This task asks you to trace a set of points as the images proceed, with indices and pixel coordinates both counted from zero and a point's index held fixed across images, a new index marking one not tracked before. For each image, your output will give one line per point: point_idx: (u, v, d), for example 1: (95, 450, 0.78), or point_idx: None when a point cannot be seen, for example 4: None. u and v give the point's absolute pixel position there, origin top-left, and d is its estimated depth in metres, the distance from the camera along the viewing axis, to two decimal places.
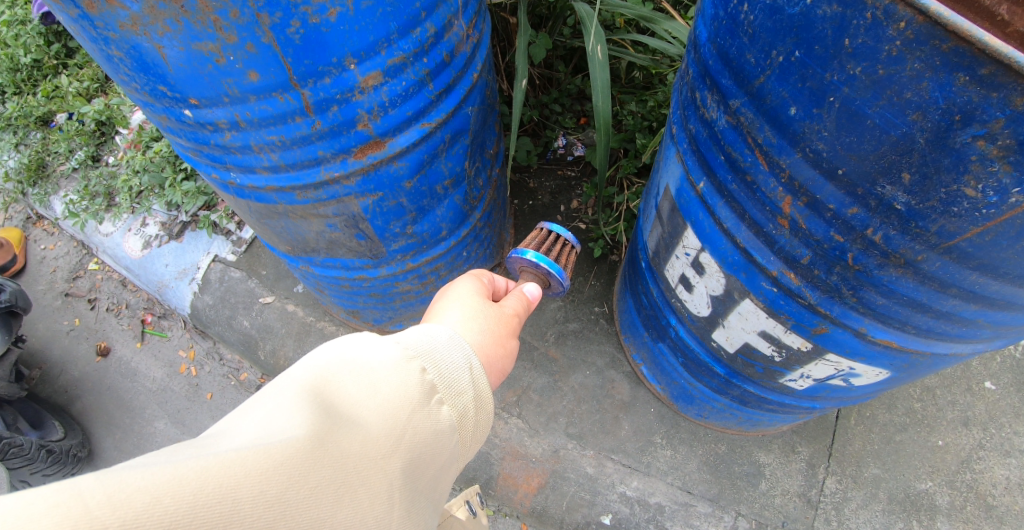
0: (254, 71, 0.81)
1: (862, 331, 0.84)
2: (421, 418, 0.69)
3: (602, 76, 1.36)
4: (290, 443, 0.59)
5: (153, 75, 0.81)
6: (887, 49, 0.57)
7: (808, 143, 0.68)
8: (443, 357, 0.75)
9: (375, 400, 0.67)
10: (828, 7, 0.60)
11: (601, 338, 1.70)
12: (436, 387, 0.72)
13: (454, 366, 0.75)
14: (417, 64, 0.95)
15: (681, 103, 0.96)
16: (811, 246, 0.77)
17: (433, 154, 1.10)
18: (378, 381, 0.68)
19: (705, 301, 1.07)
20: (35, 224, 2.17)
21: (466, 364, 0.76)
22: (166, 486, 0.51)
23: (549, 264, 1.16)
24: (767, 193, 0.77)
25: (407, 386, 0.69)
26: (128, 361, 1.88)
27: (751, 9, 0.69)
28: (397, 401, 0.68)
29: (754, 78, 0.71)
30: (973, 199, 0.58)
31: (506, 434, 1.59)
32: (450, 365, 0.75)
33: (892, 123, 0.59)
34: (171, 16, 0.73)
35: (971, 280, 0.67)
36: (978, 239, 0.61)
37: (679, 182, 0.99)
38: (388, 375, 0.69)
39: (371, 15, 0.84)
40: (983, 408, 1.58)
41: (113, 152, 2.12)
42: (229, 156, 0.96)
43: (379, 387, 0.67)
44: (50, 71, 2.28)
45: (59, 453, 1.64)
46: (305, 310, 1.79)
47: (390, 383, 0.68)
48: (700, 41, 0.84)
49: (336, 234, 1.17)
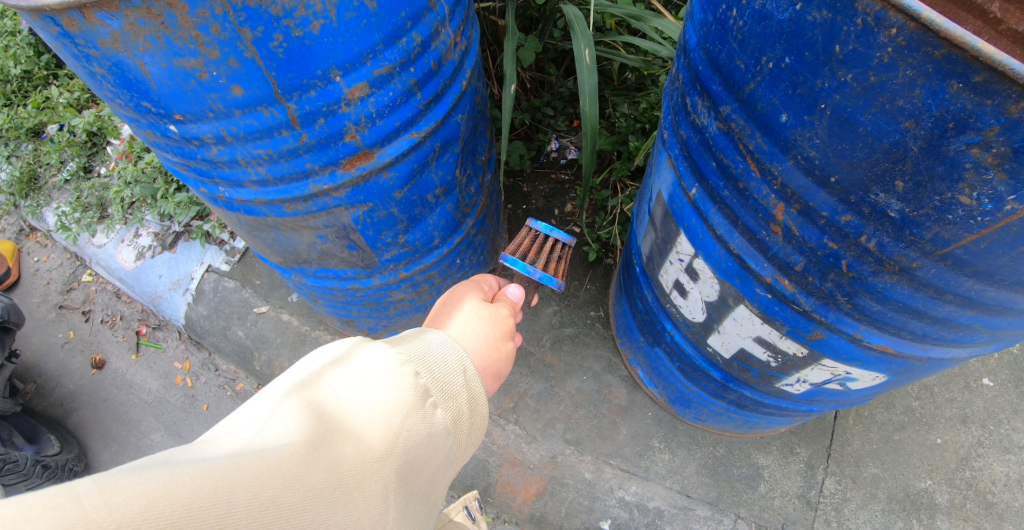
0: (238, 85, 0.80)
1: (858, 337, 0.83)
2: (415, 421, 0.68)
3: (591, 80, 1.35)
4: (284, 448, 0.58)
5: (137, 91, 0.80)
6: (878, 55, 0.56)
7: (799, 150, 0.67)
8: (437, 359, 0.74)
9: (369, 404, 0.65)
10: (818, 13, 0.59)
11: (597, 343, 1.69)
12: (430, 389, 0.71)
13: (448, 369, 0.74)
14: (404, 74, 0.94)
15: (672, 108, 0.95)
16: (806, 253, 0.76)
17: (423, 163, 1.09)
18: (371, 383, 0.67)
19: (700, 307, 1.06)
20: (28, 236, 2.15)
21: (460, 367, 0.75)
22: (163, 489, 0.50)
23: (518, 265, 1.16)
24: (759, 200, 0.77)
25: (401, 389, 0.68)
26: (124, 373, 1.87)
27: (740, 15, 0.68)
28: (391, 404, 0.67)
29: (745, 84, 0.71)
30: (968, 206, 0.58)
31: (504, 441, 1.58)
32: (444, 368, 0.74)
33: (885, 131, 0.58)
34: (151, 33, 0.72)
35: (967, 286, 0.66)
36: (973, 247, 0.61)
37: (672, 188, 0.99)
38: (382, 378, 0.68)
39: (355, 26, 0.84)
40: (982, 405, 1.57)
41: (104, 163, 2.10)
42: (217, 171, 0.95)
43: (371, 390, 0.66)
44: (40, 82, 2.27)
45: (54, 467, 1.63)
46: (299, 319, 1.78)
47: (384, 386, 0.67)
48: (690, 45, 0.83)
49: (327, 245, 1.16)
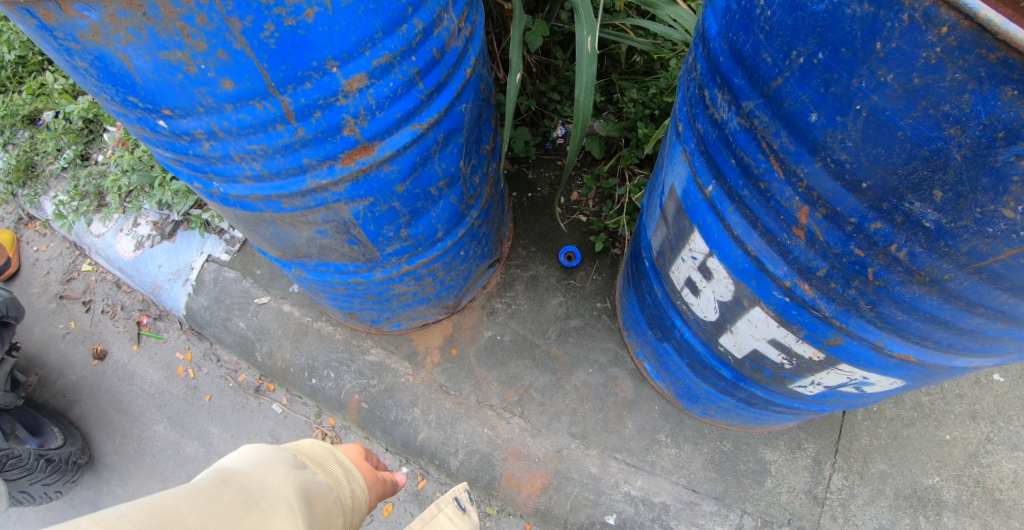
0: (228, 79, 0.76)
1: (879, 344, 0.80)
2: (303, 472, 0.83)
3: (589, 70, 1.29)
4: (197, 487, 0.72)
5: (122, 86, 0.76)
6: (924, 55, 0.51)
7: (829, 153, 0.63)
8: (308, 447, 0.89)
9: (262, 458, 0.81)
10: (858, 6, 0.54)
11: (603, 335, 1.65)
12: (308, 463, 0.86)
13: (317, 452, 0.90)
14: (404, 63, 0.89)
15: (688, 101, 0.91)
16: (829, 259, 0.72)
17: (426, 155, 1.05)
18: (257, 452, 0.83)
19: (713, 306, 1.02)
20: (27, 226, 2.11)
21: (325, 455, 0.91)
22: (130, 509, 0.66)
23: None
24: (782, 202, 0.73)
25: (283, 453, 0.84)
26: (125, 363, 1.85)
27: (768, 5, 0.64)
28: (279, 459, 0.82)
29: (770, 79, 0.66)
30: (1011, 220, 0.54)
31: (509, 435, 1.56)
32: (316, 453, 0.90)
33: (927, 136, 0.54)
34: (133, 24, 0.68)
35: (1000, 300, 0.62)
36: (1012, 261, 0.57)
37: (686, 183, 0.94)
38: (266, 450, 0.84)
39: (352, 14, 0.79)
40: (991, 402, 1.54)
41: (101, 150, 2.05)
42: (210, 166, 0.91)
43: (259, 452, 0.83)
44: (35, 67, 2.22)
45: (58, 461, 1.59)
46: (301, 310, 1.74)
47: (271, 454, 0.83)
48: (710, 35, 0.79)
49: (327, 240, 1.12)
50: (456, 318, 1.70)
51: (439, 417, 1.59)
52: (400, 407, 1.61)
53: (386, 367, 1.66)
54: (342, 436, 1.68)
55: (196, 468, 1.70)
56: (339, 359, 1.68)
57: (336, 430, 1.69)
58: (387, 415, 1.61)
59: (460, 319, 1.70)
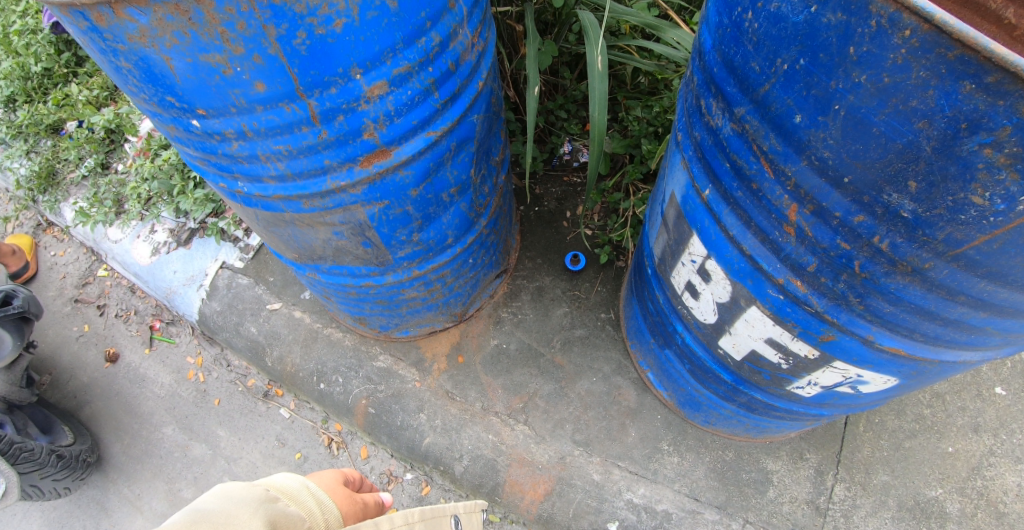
0: (261, 81, 0.82)
1: (869, 339, 0.83)
2: (274, 505, 0.81)
3: (601, 87, 1.35)
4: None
5: (161, 86, 0.82)
6: (892, 57, 0.56)
7: (813, 151, 0.68)
8: (282, 481, 0.87)
9: (228, 495, 0.79)
10: (833, 15, 0.59)
11: (607, 344, 1.69)
12: (280, 496, 0.84)
13: (290, 483, 0.87)
14: (422, 73, 0.95)
15: (686, 110, 0.96)
16: (818, 254, 0.76)
17: (439, 162, 1.11)
18: (228, 489, 0.80)
19: (712, 308, 1.06)
20: (46, 231, 2.19)
21: (302, 484, 0.88)
22: None
23: None
24: (772, 201, 0.77)
25: (253, 487, 0.82)
26: (137, 366, 1.90)
27: (755, 17, 0.69)
28: (246, 493, 0.80)
29: (759, 85, 0.71)
30: (980, 207, 0.58)
31: (513, 441, 1.58)
32: (290, 485, 0.87)
33: (898, 131, 0.59)
34: (178, 28, 0.74)
35: (979, 287, 0.66)
36: (986, 247, 0.61)
37: (685, 189, 0.99)
38: (237, 485, 0.82)
39: (376, 25, 0.85)
40: (994, 414, 1.56)
41: (122, 160, 2.13)
42: (237, 166, 0.97)
43: (228, 488, 0.80)
44: (60, 79, 2.30)
45: (68, 457, 1.63)
46: (311, 316, 1.78)
47: (243, 489, 0.80)
48: (705, 48, 0.84)
49: (342, 242, 1.17)
50: (463, 326, 1.75)
51: (444, 422, 1.62)
52: (406, 412, 1.64)
53: (394, 373, 1.69)
54: (348, 442, 1.71)
55: (202, 469, 1.73)
56: (348, 365, 1.72)
57: (343, 436, 1.71)
58: (393, 420, 1.64)
59: (467, 328, 1.74)
